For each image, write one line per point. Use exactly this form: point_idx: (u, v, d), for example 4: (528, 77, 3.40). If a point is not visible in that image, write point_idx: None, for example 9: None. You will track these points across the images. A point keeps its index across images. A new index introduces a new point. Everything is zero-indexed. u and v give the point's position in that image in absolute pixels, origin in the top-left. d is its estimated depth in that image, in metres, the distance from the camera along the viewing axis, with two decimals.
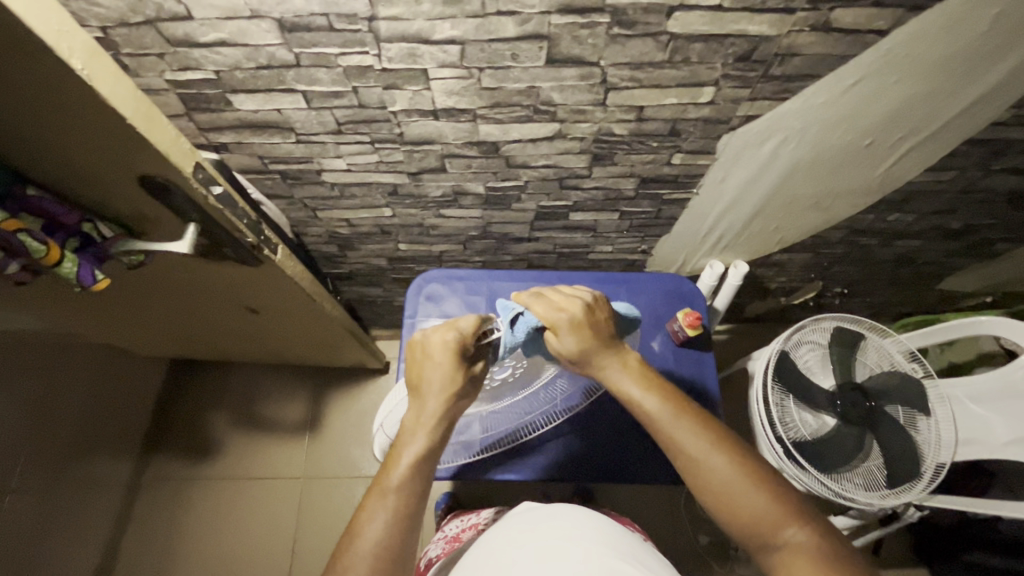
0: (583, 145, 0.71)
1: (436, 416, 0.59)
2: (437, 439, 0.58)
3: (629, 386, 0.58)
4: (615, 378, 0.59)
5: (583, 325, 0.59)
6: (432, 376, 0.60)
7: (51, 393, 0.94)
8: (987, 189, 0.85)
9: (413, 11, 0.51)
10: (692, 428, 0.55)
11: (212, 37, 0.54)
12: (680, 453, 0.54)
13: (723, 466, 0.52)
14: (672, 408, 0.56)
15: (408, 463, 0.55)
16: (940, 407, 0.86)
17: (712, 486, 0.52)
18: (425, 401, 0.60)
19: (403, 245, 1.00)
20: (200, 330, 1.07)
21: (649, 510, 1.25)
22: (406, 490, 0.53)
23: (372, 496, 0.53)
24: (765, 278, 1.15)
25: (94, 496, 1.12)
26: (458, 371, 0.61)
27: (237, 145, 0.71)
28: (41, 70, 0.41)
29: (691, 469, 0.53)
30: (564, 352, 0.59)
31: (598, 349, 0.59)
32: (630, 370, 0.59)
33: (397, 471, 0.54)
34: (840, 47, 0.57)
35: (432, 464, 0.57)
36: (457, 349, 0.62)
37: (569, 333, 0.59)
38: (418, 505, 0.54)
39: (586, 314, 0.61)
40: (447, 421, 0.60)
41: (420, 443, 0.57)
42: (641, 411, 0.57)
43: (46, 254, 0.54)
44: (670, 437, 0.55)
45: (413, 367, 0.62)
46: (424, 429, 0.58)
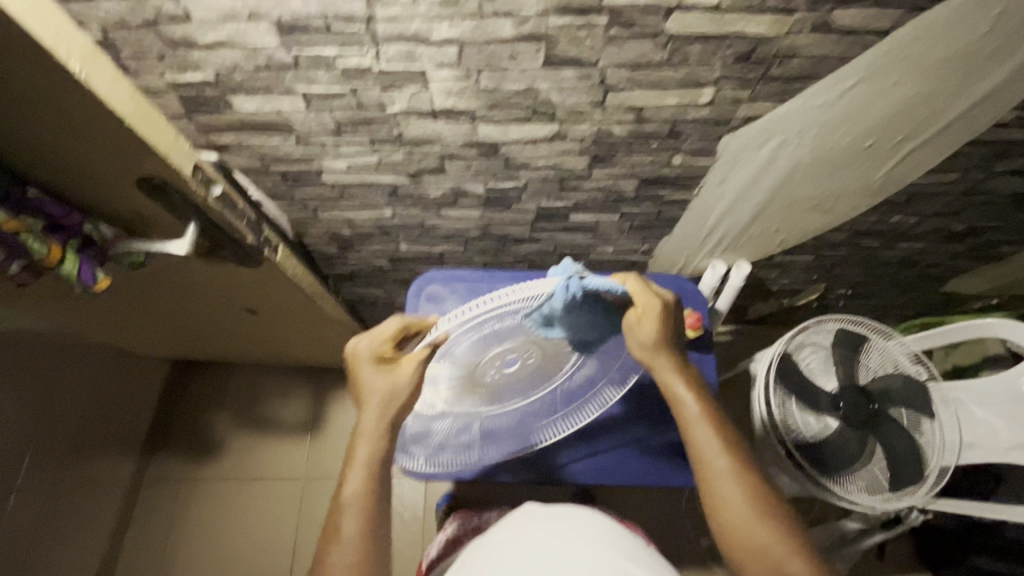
0: (583, 146, 0.71)
1: (374, 432, 0.57)
2: (380, 454, 0.57)
3: (679, 388, 0.59)
4: (669, 377, 0.59)
5: (668, 319, 0.58)
6: (365, 393, 0.58)
7: (53, 392, 0.95)
8: (992, 190, 0.85)
9: (410, 12, 0.51)
10: (723, 445, 0.56)
11: (211, 39, 0.55)
12: (704, 463, 0.56)
13: (741, 489, 0.54)
14: (710, 420, 0.58)
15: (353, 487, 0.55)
16: (943, 410, 0.86)
17: (724, 504, 0.54)
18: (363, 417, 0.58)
19: (404, 246, 1.00)
20: (202, 330, 1.08)
21: (650, 512, 1.24)
22: (360, 511, 0.54)
23: (329, 522, 0.54)
24: (768, 280, 1.14)
25: (97, 494, 1.13)
26: (376, 384, 0.57)
27: (237, 145, 0.72)
28: (39, 72, 0.41)
29: (710, 482, 0.55)
30: (638, 340, 0.58)
31: (668, 347, 0.59)
32: (685, 373, 0.60)
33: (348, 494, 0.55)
34: (839, 48, 0.57)
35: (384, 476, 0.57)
36: (377, 360, 0.58)
37: (657, 324, 0.57)
38: (373, 524, 0.54)
39: (672, 309, 0.59)
40: (388, 433, 0.57)
41: (362, 460, 0.56)
42: (682, 413, 0.59)
43: (48, 254, 0.54)
44: (701, 444, 0.57)
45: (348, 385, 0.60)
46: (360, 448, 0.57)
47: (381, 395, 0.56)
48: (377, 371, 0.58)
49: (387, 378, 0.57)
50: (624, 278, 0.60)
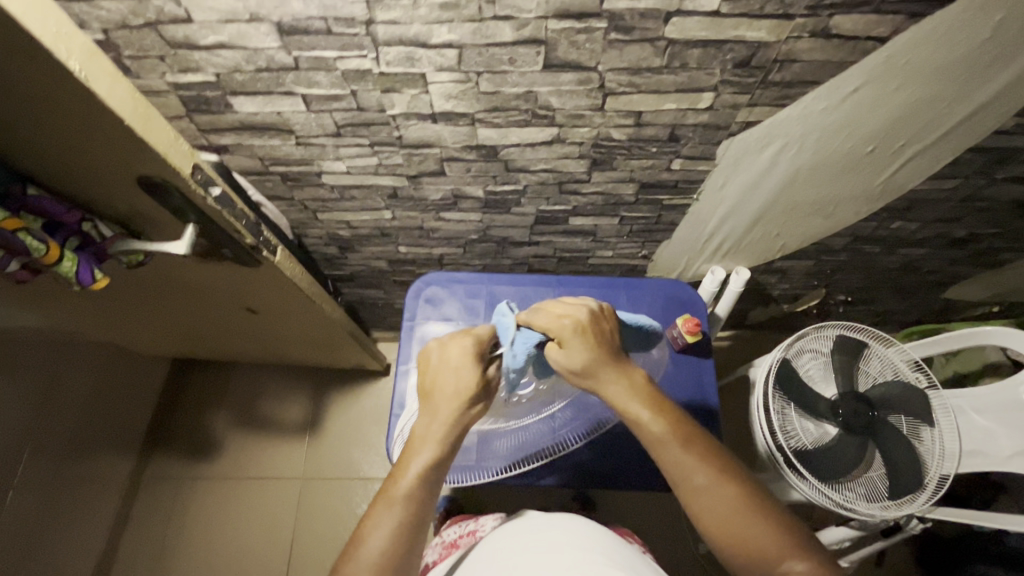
0: (582, 150, 0.71)
1: (446, 426, 0.59)
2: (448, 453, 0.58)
3: (634, 407, 0.58)
4: (619, 398, 0.58)
5: (592, 341, 0.58)
6: (445, 384, 0.61)
7: (51, 390, 0.95)
8: (992, 197, 0.84)
9: (410, 15, 0.51)
10: (695, 455, 0.55)
11: (212, 40, 0.55)
12: (681, 478, 0.55)
13: (722, 496, 0.53)
14: (676, 433, 0.56)
15: (415, 471, 0.56)
16: (944, 418, 0.85)
17: (709, 514, 0.53)
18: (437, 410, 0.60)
19: (403, 248, 1.00)
20: (201, 330, 1.08)
21: (648, 518, 1.24)
22: (414, 499, 0.54)
23: (377, 505, 0.54)
24: (767, 286, 1.14)
25: (95, 493, 1.13)
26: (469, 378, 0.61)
27: (237, 146, 0.72)
28: (42, 73, 0.41)
29: (692, 496, 0.54)
30: (568, 368, 0.59)
31: (607, 366, 0.58)
32: (637, 390, 0.59)
33: (405, 480, 0.55)
34: (839, 54, 0.57)
35: (441, 472, 0.58)
36: (470, 360, 0.62)
37: (576, 348, 0.58)
38: (423, 515, 0.54)
39: (597, 328, 0.60)
40: (456, 434, 0.59)
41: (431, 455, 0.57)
42: (645, 432, 0.57)
43: (47, 253, 0.54)
44: (675, 459, 0.55)
45: (424, 377, 0.64)
46: (434, 437, 0.58)
47: (469, 393, 0.61)
48: (467, 368, 0.62)
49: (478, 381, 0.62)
50: (535, 318, 0.62)
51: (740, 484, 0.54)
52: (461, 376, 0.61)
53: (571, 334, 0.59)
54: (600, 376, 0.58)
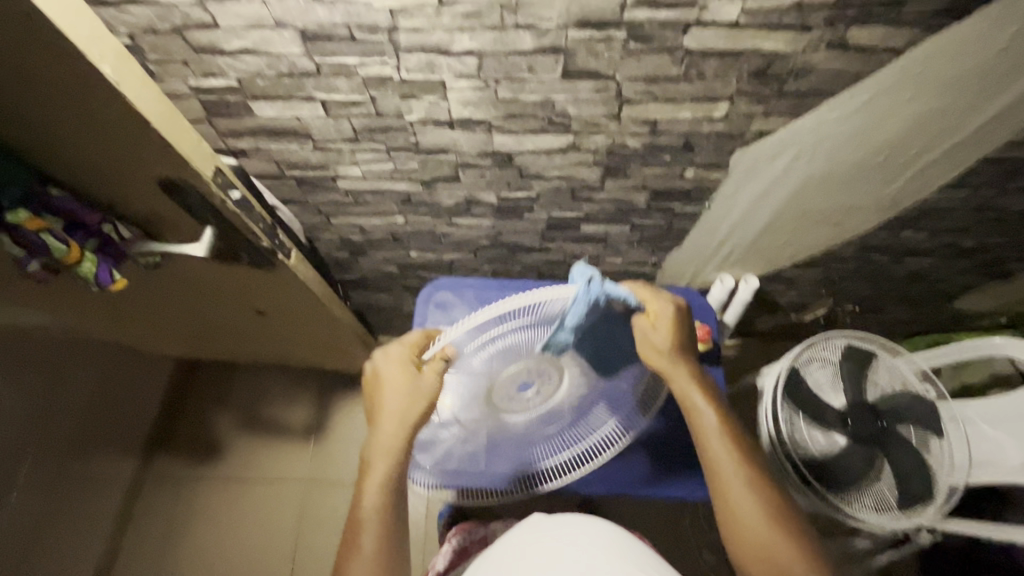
0: (597, 157, 0.72)
1: (390, 442, 0.59)
2: (397, 465, 0.59)
3: (695, 398, 0.61)
4: (683, 386, 0.62)
5: (678, 327, 0.62)
6: (383, 401, 0.59)
7: (58, 389, 0.95)
8: (1002, 208, 0.85)
9: (433, 23, 0.52)
10: (739, 454, 0.58)
11: (236, 45, 0.56)
12: (719, 471, 0.57)
13: (754, 497, 0.55)
14: (726, 431, 0.59)
15: (374, 489, 0.58)
16: (953, 429, 0.85)
17: (736, 511, 0.55)
18: (381, 427, 0.59)
19: (414, 253, 1.00)
20: (210, 332, 1.08)
21: (656, 525, 1.23)
22: (378, 521, 0.56)
23: (351, 529, 0.56)
24: (775, 294, 1.14)
25: (99, 493, 1.13)
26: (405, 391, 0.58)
27: (255, 150, 0.73)
28: (73, 74, 0.42)
29: (724, 489, 0.56)
30: (652, 344, 0.61)
31: (681, 354, 0.62)
32: (703, 384, 0.62)
33: (365, 504, 0.57)
34: (854, 65, 0.57)
35: (401, 487, 0.58)
36: (398, 368, 0.60)
37: (664, 330, 0.62)
38: (392, 535, 0.56)
39: (681, 318, 0.64)
40: (404, 445, 0.59)
41: (382, 470, 0.58)
42: (698, 421, 0.61)
43: (68, 253, 0.55)
44: (716, 448, 0.58)
45: (369, 393, 0.62)
46: (383, 451, 0.59)
47: (400, 406, 0.58)
48: (395, 378, 0.59)
49: (403, 390, 0.58)
50: (635, 288, 0.65)
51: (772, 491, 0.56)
52: (392, 387, 0.59)
53: (669, 316, 0.62)
54: (675, 360, 0.62)
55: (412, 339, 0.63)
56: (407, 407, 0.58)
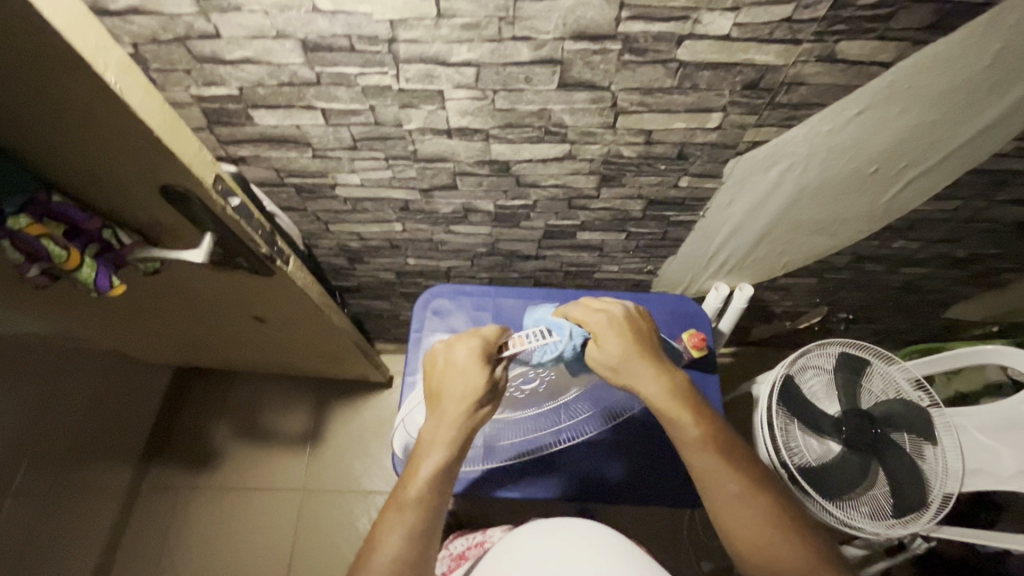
0: (592, 166, 0.73)
1: (458, 430, 0.58)
2: (455, 456, 0.58)
3: (671, 410, 0.59)
4: (655, 399, 0.60)
5: (625, 337, 0.63)
6: (449, 385, 0.60)
7: (55, 395, 0.95)
8: (992, 219, 0.86)
9: (432, 35, 0.53)
10: (729, 464, 0.57)
11: (238, 55, 0.56)
12: (712, 485, 0.56)
13: (751, 506, 0.55)
14: (710, 441, 0.58)
15: (426, 475, 0.56)
16: (948, 437, 0.85)
17: (736, 524, 0.55)
18: (445, 413, 0.59)
19: (412, 260, 1.01)
20: (207, 339, 1.08)
21: (651, 533, 1.23)
22: (424, 507, 0.55)
23: (389, 513, 0.56)
24: (770, 302, 1.15)
25: (94, 500, 1.12)
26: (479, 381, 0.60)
27: (255, 157, 0.73)
28: (78, 83, 0.43)
29: (720, 504, 0.56)
30: (603, 361, 0.63)
31: (641, 364, 0.62)
32: (674, 393, 0.60)
33: (415, 485, 0.56)
34: (844, 78, 0.59)
35: (451, 476, 0.58)
36: (475, 361, 0.61)
37: (612, 341, 0.63)
38: (436, 520, 0.55)
39: (625, 326, 0.65)
40: (467, 435, 0.59)
41: (440, 455, 0.57)
42: (679, 435, 0.59)
43: (67, 259, 0.56)
44: (705, 463, 0.57)
45: (433, 377, 0.63)
46: (443, 439, 0.58)
47: (473, 393, 0.59)
48: (472, 368, 0.61)
49: (485, 380, 0.61)
50: (569, 310, 0.68)
51: (770, 496, 0.56)
52: (468, 377, 0.60)
53: (608, 328, 0.64)
54: (633, 371, 0.61)
55: (489, 336, 0.65)
56: (483, 396, 0.60)
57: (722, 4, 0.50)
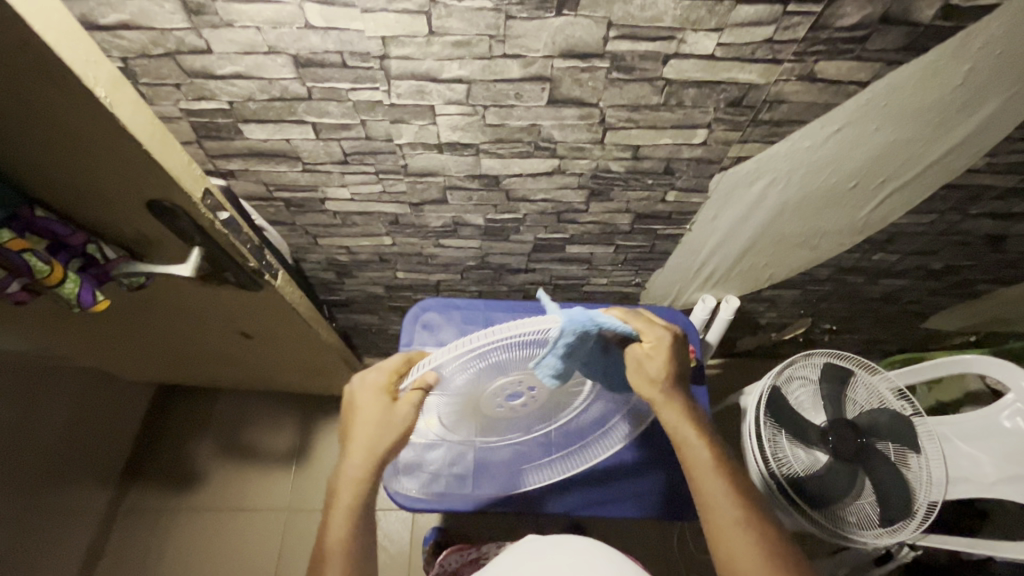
0: (581, 181, 0.74)
1: (360, 469, 0.58)
2: (363, 494, 0.58)
3: (688, 431, 0.60)
4: (677, 421, 0.60)
5: (674, 356, 0.60)
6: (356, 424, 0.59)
7: (31, 414, 0.92)
8: (968, 231, 0.89)
9: (423, 51, 0.54)
10: (733, 492, 0.57)
11: (228, 70, 0.57)
12: (715, 512, 0.56)
13: (752, 539, 0.54)
14: (720, 468, 0.58)
15: (340, 519, 0.56)
16: (929, 444, 0.86)
17: (732, 552, 0.54)
18: (352, 452, 0.59)
19: (401, 273, 1.01)
20: (190, 355, 1.06)
21: (643, 547, 1.22)
22: (342, 553, 0.54)
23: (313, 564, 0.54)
24: (756, 314, 1.17)
25: (69, 525, 1.08)
26: (375, 418, 0.58)
27: (243, 172, 0.73)
28: (68, 98, 0.42)
29: (721, 530, 0.55)
30: (647, 374, 0.60)
31: (675, 387, 0.61)
32: (693, 419, 0.61)
33: (331, 531, 0.56)
34: (824, 96, 0.61)
35: (368, 510, 0.58)
36: (379, 396, 0.59)
37: (658, 361, 0.60)
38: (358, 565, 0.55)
39: (676, 344, 0.62)
40: (374, 471, 0.58)
41: (348, 490, 0.58)
42: (691, 458, 0.60)
43: (49, 274, 0.54)
44: (711, 486, 0.57)
45: (343, 416, 0.61)
46: (352, 479, 0.58)
47: (372, 431, 0.57)
48: (376, 405, 0.58)
49: (384, 417, 0.58)
50: (628, 317, 0.63)
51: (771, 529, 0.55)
52: (367, 413, 0.58)
53: (668, 346, 0.60)
54: (668, 392, 0.60)
55: (392, 363, 0.62)
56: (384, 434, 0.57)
57: (707, 24, 0.51)
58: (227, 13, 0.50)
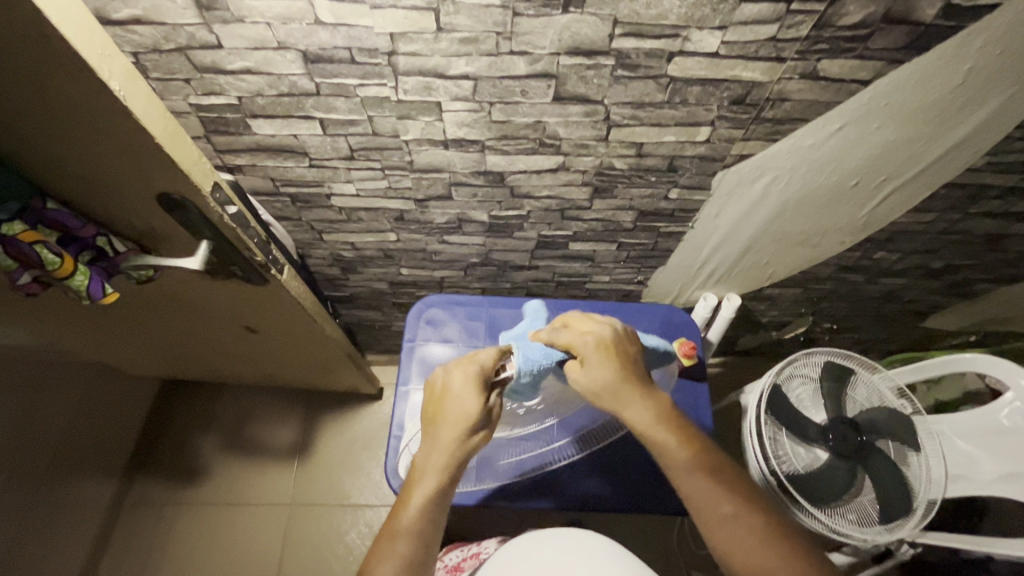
0: (585, 177, 0.75)
1: (445, 456, 0.59)
2: (447, 482, 0.59)
3: (657, 431, 0.60)
4: (645, 425, 0.60)
5: (611, 362, 0.62)
6: (445, 412, 0.62)
7: (37, 407, 0.93)
8: (968, 230, 0.90)
9: (431, 48, 0.55)
10: (719, 485, 0.57)
11: (238, 65, 0.57)
12: (704, 509, 0.57)
13: (746, 532, 0.55)
14: (701, 464, 0.58)
15: (418, 501, 0.57)
16: (929, 442, 0.87)
17: (727, 545, 0.55)
18: (436, 439, 0.61)
19: (405, 270, 1.01)
20: (195, 350, 1.07)
21: (643, 544, 1.23)
22: (414, 534, 0.56)
23: (384, 538, 0.56)
24: (757, 312, 1.18)
25: (74, 518, 1.09)
26: (470, 409, 0.61)
27: (251, 167, 0.74)
28: (82, 91, 0.43)
29: (714, 524, 0.56)
30: (587, 387, 0.62)
31: (627, 385, 0.61)
32: (659, 418, 0.60)
33: (407, 513, 0.57)
34: (826, 94, 0.61)
35: (446, 500, 0.59)
36: (473, 389, 0.63)
37: (592, 370, 0.62)
38: (426, 549, 0.56)
39: (609, 349, 0.63)
40: (458, 462, 0.60)
41: (432, 473, 0.59)
42: (669, 457, 0.59)
43: (61, 266, 0.55)
44: (699, 486, 0.57)
45: (430, 404, 0.64)
46: (434, 466, 0.59)
47: (461, 420, 0.61)
48: (464, 396, 0.62)
49: (475, 408, 0.62)
50: (556, 334, 0.66)
51: (762, 517, 0.56)
52: (460, 403, 0.62)
53: (593, 351, 0.63)
54: (619, 398, 0.61)
55: (483, 358, 0.67)
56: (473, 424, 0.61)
57: (710, 23, 0.52)
58: (238, 9, 0.51)
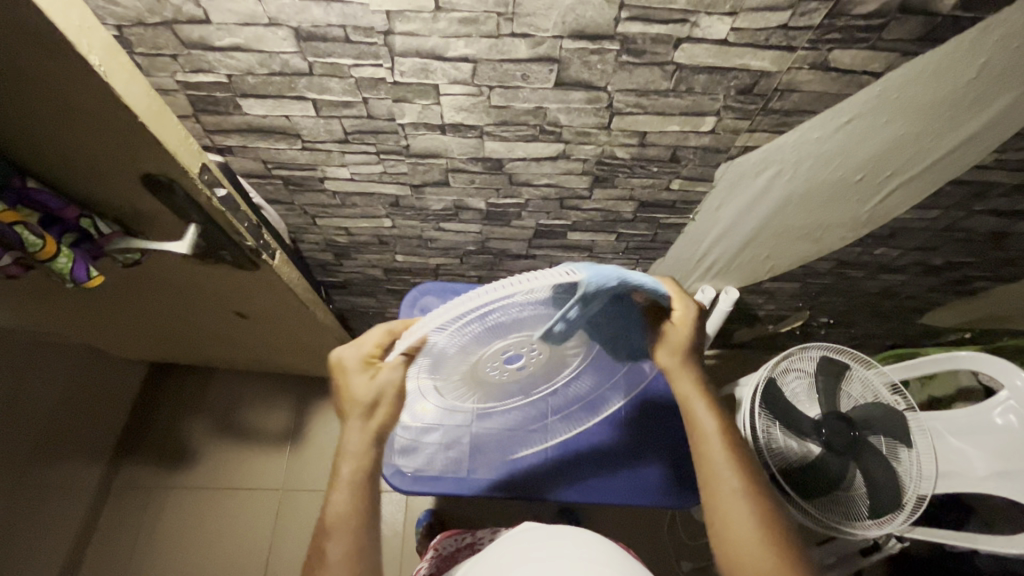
0: (586, 167, 0.73)
1: (357, 444, 0.56)
2: (362, 472, 0.56)
3: (698, 403, 0.60)
4: (688, 391, 0.61)
5: (696, 331, 0.59)
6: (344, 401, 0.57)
7: (22, 389, 0.91)
8: (971, 227, 0.88)
9: (428, 28, 0.52)
10: (735, 460, 0.57)
11: (227, 42, 0.55)
12: (715, 477, 0.57)
13: (750, 508, 0.54)
14: (728, 439, 0.58)
15: (339, 499, 0.55)
16: (922, 439, 0.85)
17: (728, 516, 0.54)
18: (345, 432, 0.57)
19: (400, 256, 1.00)
20: (185, 334, 1.06)
21: (634, 533, 1.24)
22: (345, 532, 0.53)
23: (315, 545, 0.54)
24: (755, 306, 1.17)
25: (61, 501, 1.08)
26: (362, 392, 0.56)
27: (242, 148, 0.72)
28: (60, 65, 0.41)
29: (718, 493, 0.56)
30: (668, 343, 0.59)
31: (692, 356, 0.60)
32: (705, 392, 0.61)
33: (331, 513, 0.54)
34: (836, 86, 0.60)
35: (369, 487, 0.56)
36: (360, 371, 0.56)
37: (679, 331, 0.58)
38: (360, 543, 0.53)
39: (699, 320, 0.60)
40: (371, 446, 0.57)
41: (346, 478, 0.55)
42: (698, 424, 0.60)
43: (42, 248, 0.53)
44: (714, 457, 0.57)
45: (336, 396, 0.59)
46: (347, 460, 0.56)
47: (362, 405, 0.56)
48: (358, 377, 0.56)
49: (370, 389, 0.56)
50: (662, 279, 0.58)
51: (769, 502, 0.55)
52: (354, 390, 0.56)
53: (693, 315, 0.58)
54: (684, 362, 0.60)
55: (373, 336, 0.58)
56: (373, 407, 0.56)
57: (720, 8, 0.50)
58: None
